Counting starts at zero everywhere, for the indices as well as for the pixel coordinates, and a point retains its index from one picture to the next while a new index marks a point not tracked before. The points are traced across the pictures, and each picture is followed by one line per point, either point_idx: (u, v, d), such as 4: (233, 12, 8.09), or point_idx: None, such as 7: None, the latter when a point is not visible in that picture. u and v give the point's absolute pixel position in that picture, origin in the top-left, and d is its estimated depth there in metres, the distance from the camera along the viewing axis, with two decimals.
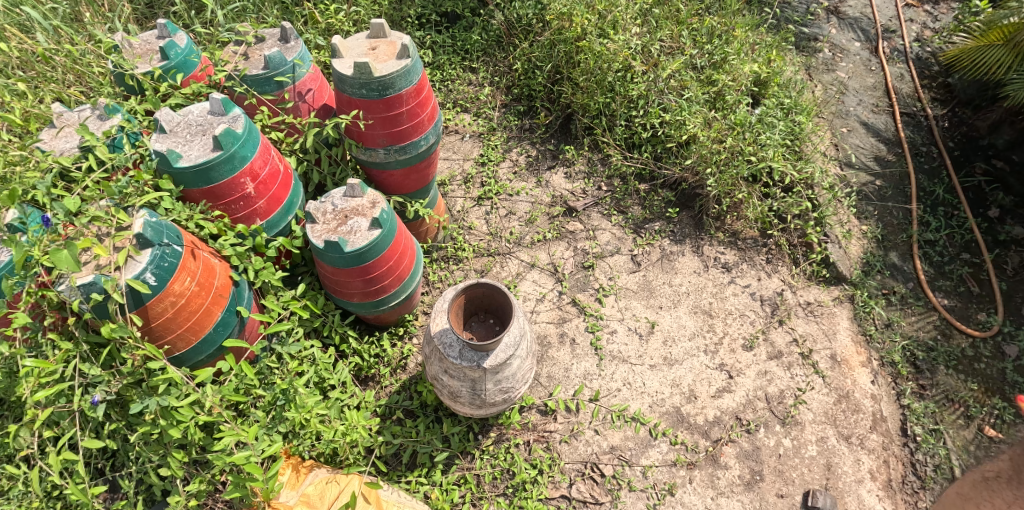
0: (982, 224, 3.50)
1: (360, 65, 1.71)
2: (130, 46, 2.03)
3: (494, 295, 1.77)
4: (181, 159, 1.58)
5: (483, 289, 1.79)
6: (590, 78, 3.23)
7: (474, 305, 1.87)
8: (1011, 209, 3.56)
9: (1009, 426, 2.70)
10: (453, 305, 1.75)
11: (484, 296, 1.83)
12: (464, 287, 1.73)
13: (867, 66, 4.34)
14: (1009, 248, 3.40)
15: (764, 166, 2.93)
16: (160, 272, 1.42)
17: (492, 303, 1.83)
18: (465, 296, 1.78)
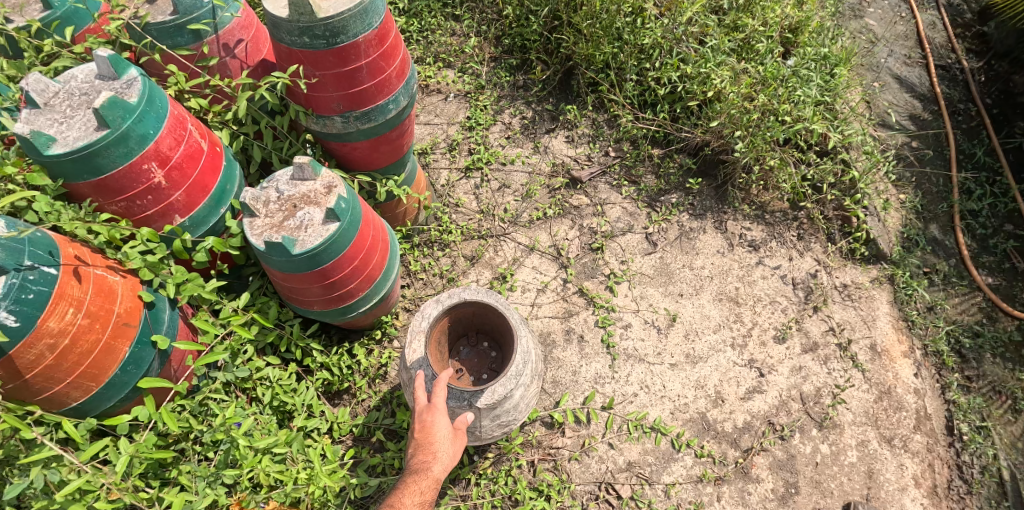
0: None
1: (295, 3, 1.25)
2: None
3: (484, 311, 1.57)
4: (54, 143, 1.15)
5: (473, 305, 1.57)
6: (595, 24, 2.75)
7: (461, 326, 1.66)
8: None
9: None
10: (436, 327, 1.54)
11: (474, 316, 1.63)
12: (449, 305, 1.52)
13: (899, 11, 3.86)
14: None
15: (801, 127, 2.51)
16: (22, 309, 1.02)
17: (484, 322, 1.62)
18: (451, 316, 1.58)
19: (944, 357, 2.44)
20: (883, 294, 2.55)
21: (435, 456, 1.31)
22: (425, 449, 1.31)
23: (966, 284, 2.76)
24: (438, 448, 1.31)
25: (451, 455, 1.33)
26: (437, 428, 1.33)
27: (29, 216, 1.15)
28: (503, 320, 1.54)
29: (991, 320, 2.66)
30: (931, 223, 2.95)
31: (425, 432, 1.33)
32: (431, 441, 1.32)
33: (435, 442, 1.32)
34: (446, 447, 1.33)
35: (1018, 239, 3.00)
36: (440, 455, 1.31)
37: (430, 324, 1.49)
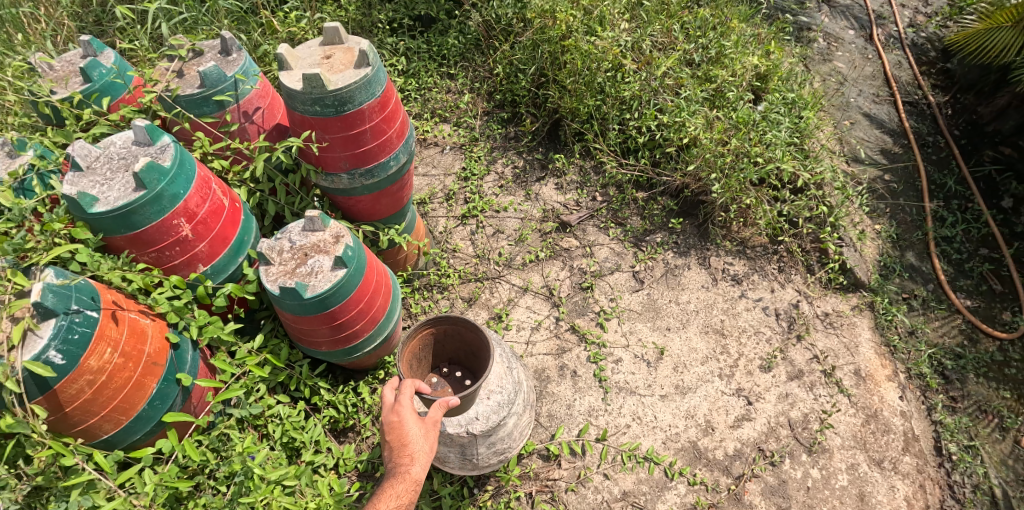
0: (998, 216, 3.31)
1: (309, 77, 1.45)
2: (43, 67, 1.71)
3: (458, 330, 1.68)
4: (96, 203, 1.30)
5: (450, 323, 1.70)
6: (578, 80, 2.98)
7: (435, 351, 1.78)
8: None
9: None
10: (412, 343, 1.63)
11: (447, 336, 1.74)
12: (425, 319, 1.63)
13: (865, 54, 4.14)
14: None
15: (772, 167, 2.69)
16: (68, 348, 1.14)
17: (459, 343, 1.73)
18: (430, 332, 1.69)
19: (928, 379, 2.52)
20: (864, 320, 2.66)
21: (412, 454, 1.34)
22: (401, 452, 1.34)
23: (945, 308, 2.88)
24: (414, 449, 1.34)
25: (428, 451, 1.36)
26: (407, 429, 1.36)
27: (74, 267, 1.29)
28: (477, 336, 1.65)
29: (972, 342, 2.77)
30: (908, 251, 3.09)
31: (398, 432, 1.36)
32: (406, 444, 1.34)
33: (408, 443, 1.35)
34: (421, 445, 1.36)
35: (992, 263, 3.14)
36: (416, 452, 1.35)
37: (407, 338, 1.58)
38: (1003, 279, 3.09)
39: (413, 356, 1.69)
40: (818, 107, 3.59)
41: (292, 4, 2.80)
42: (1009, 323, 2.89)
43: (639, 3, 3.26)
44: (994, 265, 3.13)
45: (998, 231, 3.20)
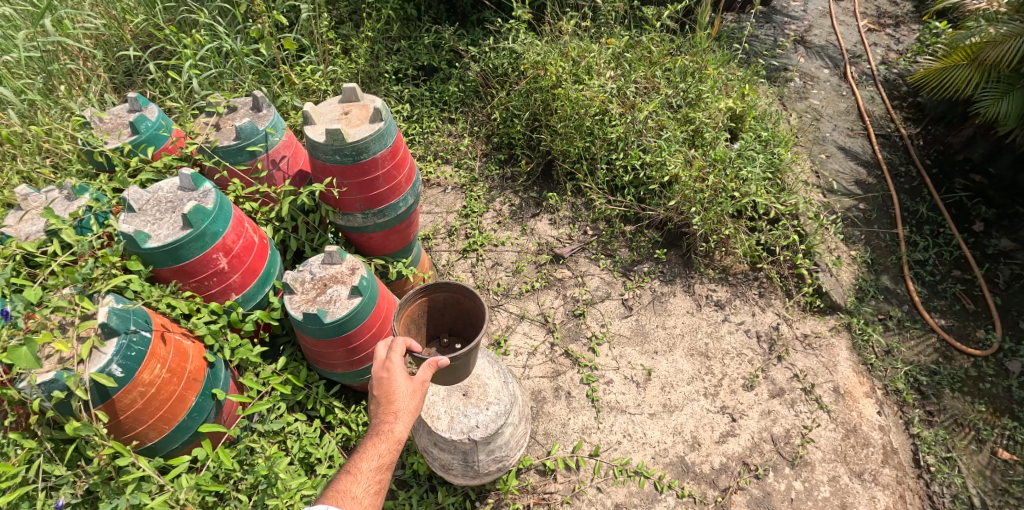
0: (970, 239, 3.50)
1: (332, 133, 1.71)
2: (98, 121, 1.94)
3: (452, 294, 1.83)
4: (149, 239, 1.52)
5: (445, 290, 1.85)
6: (568, 124, 3.23)
7: (433, 319, 1.92)
8: (995, 222, 3.60)
9: None
10: (408, 308, 1.77)
11: (442, 303, 1.88)
12: (421, 286, 1.77)
13: (839, 91, 4.43)
14: (998, 261, 3.40)
15: (748, 201, 2.92)
16: (127, 363, 1.33)
17: (454, 309, 1.87)
18: (425, 299, 1.83)
19: (904, 395, 2.66)
20: (842, 341, 2.82)
21: (398, 411, 1.37)
22: (386, 411, 1.35)
23: (920, 327, 3.01)
24: (400, 410, 1.35)
25: (412, 410, 1.38)
26: (396, 386, 1.37)
27: (127, 294, 1.49)
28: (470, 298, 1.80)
29: (947, 359, 2.89)
30: (883, 274, 3.22)
31: (388, 387, 1.37)
32: (392, 403, 1.36)
33: (395, 401, 1.37)
34: (406, 406, 1.37)
35: (964, 283, 3.28)
36: (401, 409, 1.38)
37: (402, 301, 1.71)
38: (975, 298, 3.21)
39: (408, 324, 1.81)
40: (795, 143, 3.84)
41: (308, 58, 3.07)
42: (982, 342, 3.00)
43: (622, 52, 3.50)
44: (966, 285, 3.27)
45: (970, 253, 3.36)
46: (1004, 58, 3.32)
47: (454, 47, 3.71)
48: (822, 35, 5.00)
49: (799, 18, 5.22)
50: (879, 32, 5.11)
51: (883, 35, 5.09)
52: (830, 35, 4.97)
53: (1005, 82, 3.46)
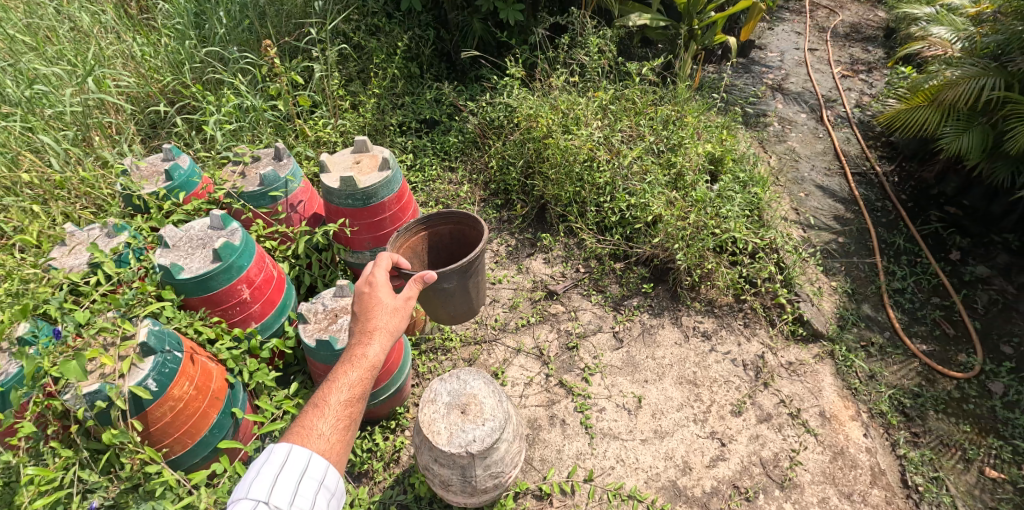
0: (947, 267, 3.65)
1: (346, 179, 1.97)
2: (135, 169, 2.17)
3: (454, 226, 2.11)
4: (183, 271, 1.71)
5: (447, 222, 2.12)
6: (559, 171, 3.47)
7: None
8: (970, 250, 3.77)
9: (1009, 465, 2.66)
10: (412, 236, 2.05)
11: (447, 237, 2.16)
12: (423, 218, 2.04)
13: (816, 133, 4.70)
14: (975, 287, 3.53)
15: (728, 237, 3.12)
16: (160, 378, 1.50)
17: (458, 239, 2.14)
18: (429, 233, 2.10)
19: (888, 417, 2.76)
20: (826, 367, 2.94)
21: (370, 338, 1.41)
22: (362, 334, 1.41)
23: (902, 353, 3.10)
24: (375, 332, 1.41)
25: (388, 330, 1.43)
26: (375, 305, 1.44)
27: (160, 319, 1.65)
28: (470, 223, 2.07)
29: (930, 382, 2.98)
30: (863, 303, 3.32)
31: (365, 309, 1.43)
32: (370, 325, 1.42)
33: (372, 320, 1.42)
34: (382, 325, 1.43)
35: (944, 309, 3.38)
36: (374, 337, 1.41)
37: (405, 226, 1.99)
38: (955, 324, 3.31)
39: (412, 253, 2.08)
40: (775, 182, 4.07)
41: (320, 113, 3.34)
42: (964, 364, 3.10)
43: (608, 105, 3.79)
44: (945, 311, 3.38)
45: (947, 280, 3.48)
46: (962, 98, 3.61)
47: (454, 102, 3.96)
48: (798, 82, 5.38)
49: (775, 68, 5.64)
50: (852, 78, 5.53)
51: (856, 81, 5.50)
52: (806, 84, 5.35)
53: (964, 121, 3.74)
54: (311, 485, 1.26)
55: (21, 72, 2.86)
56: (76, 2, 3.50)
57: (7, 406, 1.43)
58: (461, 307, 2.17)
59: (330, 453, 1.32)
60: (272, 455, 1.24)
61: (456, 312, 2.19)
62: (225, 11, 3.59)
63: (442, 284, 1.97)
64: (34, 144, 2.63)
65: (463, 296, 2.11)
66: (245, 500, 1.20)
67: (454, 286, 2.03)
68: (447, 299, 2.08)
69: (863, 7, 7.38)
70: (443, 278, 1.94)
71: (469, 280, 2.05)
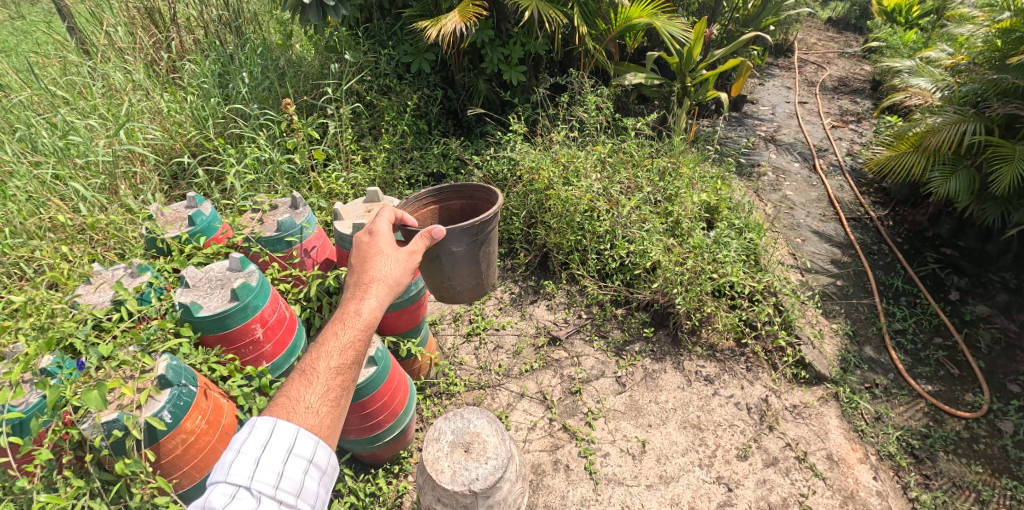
0: (947, 307, 3.68)
1: (358, 226, 2.12)
2: (161, 214, 2.32)
3: (465, 200, 2.14)
4: (202, 308, 1.80)
5: (459, 198, 2.16)
6: (561, 220, 3.58)
7: None
8: (970, 289, 3.82)
9: None
10: (422, 207, 2.08)
11: (458, 213, 2.18)
12: (434, 191, 2.09)
13: (810, 182, 4.85)
14: (977, 326, 3.55)
15: (726, 281, 3.20)
16: (175, 410, 1.57)
17: (469, 214, 2.16)
18: (440, 207, 2.14)
19: (897, 459, 2.73)
20: (831, 409, 2.93)
21: (365, 297, 1.51)
22: (358, 292, 1.52)
23: (908, 394, 3.09)
24: (370, 289, 1.52)
25: (384, 285, 1.55)
26: (373, 265, 1.57)
27: (177, 355, 1.74)
28: (483, 194, 2.10)
29: (938, 422, 2.96)
30: (865, 345, 3.33)
31: (362, 266, 1.57)
32: (366, 283, 1.54)
33: (370, 274, 1.55)
34: (380, 277, 1.55)
35: (947, 349, 3.39)
36: (369, 295, 1.52)
37: (416, 195, 2.04)
38: (959, 364, 3.31)
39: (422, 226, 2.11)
40: (772, 228, 4.16)
41: (333, 166, 3.52)
42: (972, 404, 3.08)
43: (606, 157, 3.96)
44: (949, 351, 3.38)
45: (947, 320, 3.51)
46: (946, 142, 3.80)
47: (460, 156, 4.07)
48: (790, 134, 5.61)
49: (767, 120, 5.90)
50: (842, 129, 5.77)
51: (846, 131, 5.73)
52: (797, 136, 5.57)
53: (950, 164, 3.93)
54: (298, 464, 1.30)
55: (56, 125, 3.07)
56: (110, 63, 3.77)
57: (26, 433, 1.49)
58: (469, 282, 2.11)
59: (319, 428, 1.37)
60: (255, 433, 1.27)
61: (465, 290, 2.13)
62: (247, 72, 3.86)
63: (449, 247, 1.94)
64: (63, 192, 2.78)
65: (471, 267, 2.06)
66: (224, 484, 1.23)
67: (462, 253, 1.99)
68: (453, 269, 2.02)
69: (848, 65, 7.81)
70: (451, 239, 1.91)
71: (479, 248, 2.01)
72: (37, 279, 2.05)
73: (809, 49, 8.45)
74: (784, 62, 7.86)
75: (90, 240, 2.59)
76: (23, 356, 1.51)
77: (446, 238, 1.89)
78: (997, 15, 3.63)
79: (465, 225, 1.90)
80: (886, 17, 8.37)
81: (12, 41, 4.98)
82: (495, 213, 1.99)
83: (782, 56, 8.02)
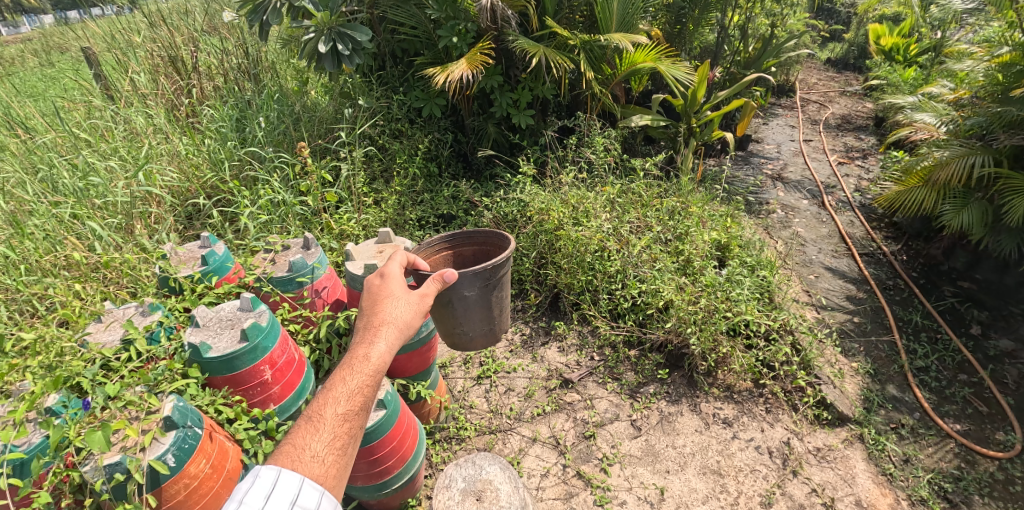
0: (970, 343, 3.57)
1: (369, 266, 2.13)
2: (175, 254, 2.35)
3: (478, 245, 2.17)
4: (210, 350, 1.78)
5: (472, 244, 2.19)
6: (571, 260, 3.56)
7: None
8: (991, 324, 3.72)
9: None
10: (435, 253, 2.11)
11: (471, 259, 2.21)
12: (448, 237, 2.13)
13: (820, 218, 4.83)
14: (1002, 362, 3.44)
15: (740, 319, 3.14)
16: (180, 454, 1.54)
17: (481, 260, 2.18)
18: (453, 253, 2.16)
19: (930, 504, 2.58)
20: (856, 452, 2.80)
21: (374, 341, 1.50)
22: (368, 336, 1.51)
23: (936, 434, 2.95)
24: (381, 332, 1.52)
25: (395, 328, 1.54)
26: (384, 308, 1.58)
27: (184, 396, 1.72)
28: (495, 240, 2.13)
29: (971, 464, 2.82)
30: (888, 384, 3.22)
31: (372, 308, 1.57)
32: (376, 327, 1.53)
33: (380, 317, 1.55)
34: (391, 319, 1.55)
35: (974, 386, 3.27)
36: (378, 339, 1.51)
37: (429, 241, 2.08)
38: (988, 401, 3.18)
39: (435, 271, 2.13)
40: (785, 265, 4.11)
41: (345, 209, 3.56)
42: (1004, 443, 2.94)
43: (616, 198, 3.98)
44: (975, 388, 3.25)
45: (972, 356, 3.40)
46: (955, 176, 3.80)
47: (470, 198, 4.11)
48: (798, 172, 5.63)
49: (774, 159, 5.95)
50: (849, 166, 5.79)
51: (853, 167, 5.76)
52: (805, 174, 5.60)
53: (961, 197, 3.92)
54: None
55: (78, 167, 3.17)
56: (133, 109, 3.93)
57: (27, 475, 1.47)
58: (482, 328, 2.10)
59: (324, 478, 1.33)
60: (259, 483, 1.23)
61: (476, 336, 2.12)
62: (264, 117, 4.00)
63: (462, 292, 1.94)
64: (80, 232, 2.84)
65: (483, 313, 2.05)
66: None
67: (474, 297, 1.99)
68: (465, 314, 2.02)
69: (850, 103, 7.94)
70: (463, 284, 1.92)
71: (491, 292, 2.02)
72: (50, 317, 2.07)
73: (810, 89, 8.62)
74: (787, 102, 8.01)
75: (104, 279, 2.62)
76: (30, 394, 1.50)
77: (458, 282, 1.90)
78: (997, 50, 3.75)
79: (478, 270, 1.91)
80: (884, 56, 8.55)
81: (42, 89, 5.23)
82: (507, 258, 2.00)
83: (785, 96, 8.18)
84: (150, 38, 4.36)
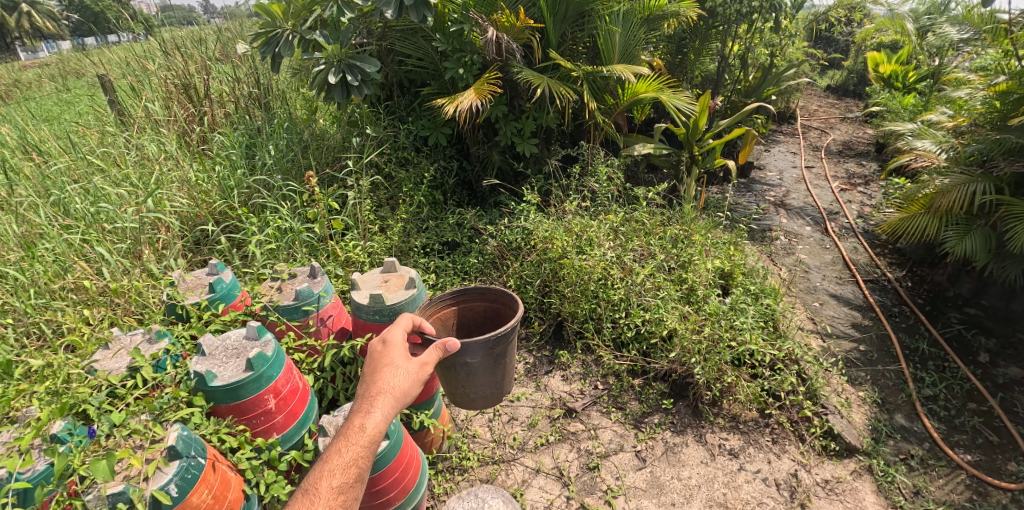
0: (978, 371, 3.53)
1: (375, 296, 2.15)
2: (182, 281, 2.37)
3: (488, 303, 2.20)
4: (216, 378, 1.79)
5: (483, 300, 2.22)
6: (574, 289, 3.56)
7: None
8: (999, 351, 3.69)
9: None
10: (444, 307, 2.15)
11: (482, 315, 2.24)
12: (457, 292, 2.17)
13: (823, 245, 4.84)
14: (1012, 390, 3.40)
15: (744, 348, 3.13)
16: (182, 484, 1.54)
17: (492, 317, 2.21)
18: (462, 308, 2.20)
19: None
20: (865, 484, 2.75)
21: (371, 410, 1.54)
22: (364, 406, 1.55)
23: (946, 465, 2.90)
24: (378, 402, 1.55)
25: (392, 397, 1.58)
26: (384, 376, 1.61)
27: (188, 425, 1.72)
28: (505, 300, 2.15)
29: (983, 496, 2.76)
30: (896, 414, 3.18)
31: (372, 375, 1.62)
32: (374, 397, 1.57)
33: (379, 385, 1.59)
34: (390, 388, 1.59)
35: (983, 415, 3.22)
36: (375, 408, 1.54)
37: (439, 295, 2.12)
38: (998, 430, 3.13)
39: (442, 324, 2.16)
40: (788, 292, 4.10)
41: (351, 235, 3.60)
42: (1016, 475, 2.88)
43: (619, 226, 4.00)
44: (985, 417, 3.21)
45: (980, 384, 3.36)
46: (957, 203, 3.83)
47: (474, 225, 4.15)
48: (800, 199, 5.67)
49: (776, 186, 5.98)
50: (852, 192, 5.82)
51: (855, 194, 5.79)
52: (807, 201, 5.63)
53: (964, 224, 3.92)
54: None
55: (90, 193, 3.23)
56: (145, 135, 4.01)
57: (29, 503, 1.46)
58: (485, 391, 2.10)
59: None
60: None
61: (479, 398, 2.12)
62: (274, 144, 4.08)
63: (464, 359, 1.95)
64: (89, 256, 2.87)
65: (487, 378, 2.05)
66: None
67: (478, 363, 1.99)
68: (469, 378, 2.03)
69: (851, 130, 8.03)
70: (466, 350, 1.93)
71: (497, 358, 2.02)
72: (57, 342, 2.09)
73: (811, 116, 8.75)
74: (788, 129, 8.10)
75: (111, 304, 2.65)
76: (36, 421, 1.51)
77: (462, 349, 1.92)
78: (993, 79, 3.82)
79: (482, 338, 1.93)
80: (883, 83, 8.69)
81: (57, 113, 5.34)
82: (514, 326, 2.01)
83: (785, 124, 8.28)
84: (164, 66, 4.48)
